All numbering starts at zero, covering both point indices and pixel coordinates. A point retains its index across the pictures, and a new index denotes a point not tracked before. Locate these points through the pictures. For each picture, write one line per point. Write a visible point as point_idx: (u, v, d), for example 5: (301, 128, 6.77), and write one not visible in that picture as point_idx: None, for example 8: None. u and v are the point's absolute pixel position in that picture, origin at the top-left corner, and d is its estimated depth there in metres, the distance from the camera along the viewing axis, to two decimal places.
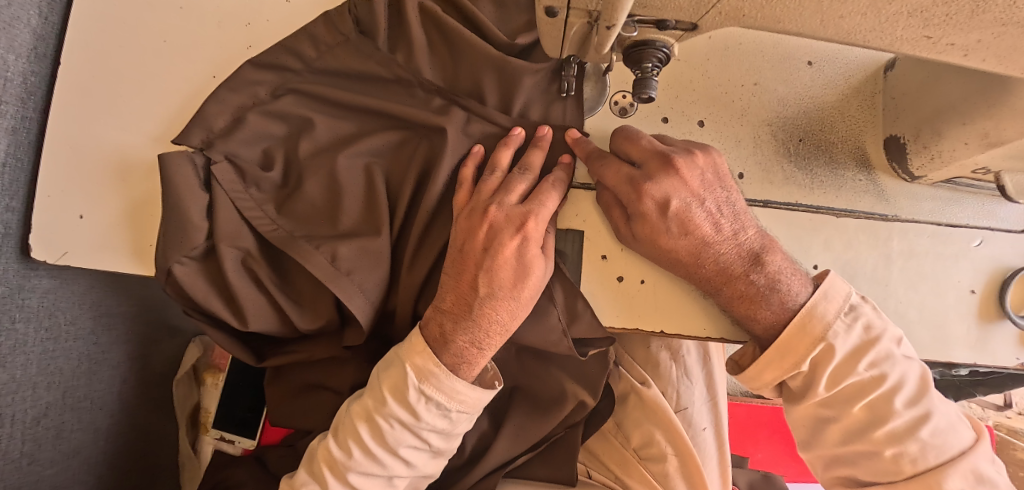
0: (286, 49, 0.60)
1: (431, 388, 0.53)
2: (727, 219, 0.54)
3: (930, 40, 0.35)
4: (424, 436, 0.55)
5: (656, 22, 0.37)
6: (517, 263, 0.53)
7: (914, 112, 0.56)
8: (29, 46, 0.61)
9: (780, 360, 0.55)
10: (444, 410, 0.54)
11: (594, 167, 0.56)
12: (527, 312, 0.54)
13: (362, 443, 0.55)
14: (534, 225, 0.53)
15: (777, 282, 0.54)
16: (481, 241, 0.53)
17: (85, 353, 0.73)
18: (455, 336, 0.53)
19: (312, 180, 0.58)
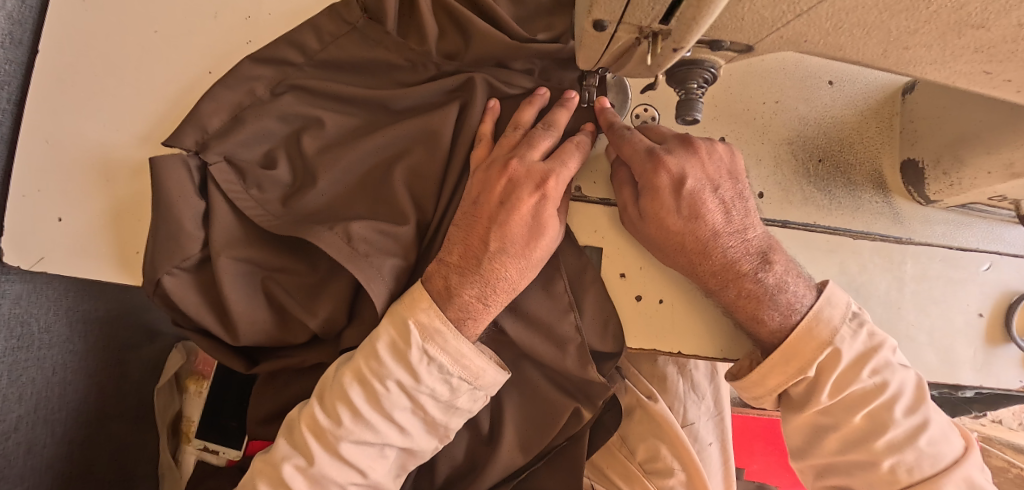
0: (289, 43, 0.56)
1: (436, 349, 0.49)
2: (735, 211, 0.53)
3: (988, 75, 0.34)
4: (420, 402, 0.51)
5: (710, 41, 0.34)
6: (532, 222, 0.51)
7: (935, 138, 0.55)
8: (4, 30, 0.56)
9: (784, 370, 0.53)
10: (445, 374, 0.50)
11: (614, 138, 0.54)
12: (535, 275, 0.52)
13: (353, 407, 0.50)
14: (554, 185, 0.51)
15: (784, 284, 0.52)
16: (497, 194, 0.51)
17: (60, 362, 0.68)
18: (462, 288, 0.50)
19: (322, 181, 0.54)
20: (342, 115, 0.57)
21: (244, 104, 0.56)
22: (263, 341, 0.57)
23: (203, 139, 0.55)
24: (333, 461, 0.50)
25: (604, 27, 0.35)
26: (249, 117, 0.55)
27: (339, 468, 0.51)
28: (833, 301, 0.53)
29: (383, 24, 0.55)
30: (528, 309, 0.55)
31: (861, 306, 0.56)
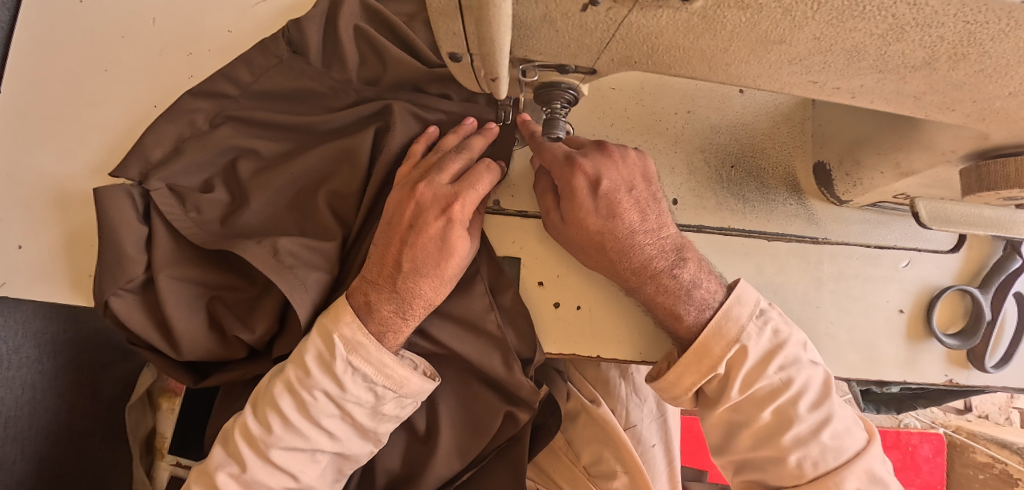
0: (224, 77, 0.60)
1: (360, 360, 0.52)
2: (651, 212, 0.55)
3: (817, 84, 0.39)
4: (348, 410, 0.53)
5: (557, 66, 0.40)
6: (440, 244, 0.52)
7: (838, 141, 0.57)
8: None
9: (696, 367, 0.54)
10: (369, 383, 0.53)
11: (537, 146, 0.55)
12: (450, 289, 0.54)
13: (282, 415, 0.53)
14: (459, 208, 0.52)
15: (698, 280, 0.54)
16: (408, 217, 0.53)
17: (29, 382, 0.72)
18: (381, 304, 0.53)
19: (256, 198, 0.57)
20: (276, 142, 0.60)
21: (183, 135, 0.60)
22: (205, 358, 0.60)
23: (147, 169, 0.58)
24: (265, 466, 0.53)
25: (460, 57, 0.38)
26: (188, 146, 0.59)
27: (270, 472, 0.53)
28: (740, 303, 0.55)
29: (307, 55, 0.59)
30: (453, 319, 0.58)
31: (771, 302, 0.57)
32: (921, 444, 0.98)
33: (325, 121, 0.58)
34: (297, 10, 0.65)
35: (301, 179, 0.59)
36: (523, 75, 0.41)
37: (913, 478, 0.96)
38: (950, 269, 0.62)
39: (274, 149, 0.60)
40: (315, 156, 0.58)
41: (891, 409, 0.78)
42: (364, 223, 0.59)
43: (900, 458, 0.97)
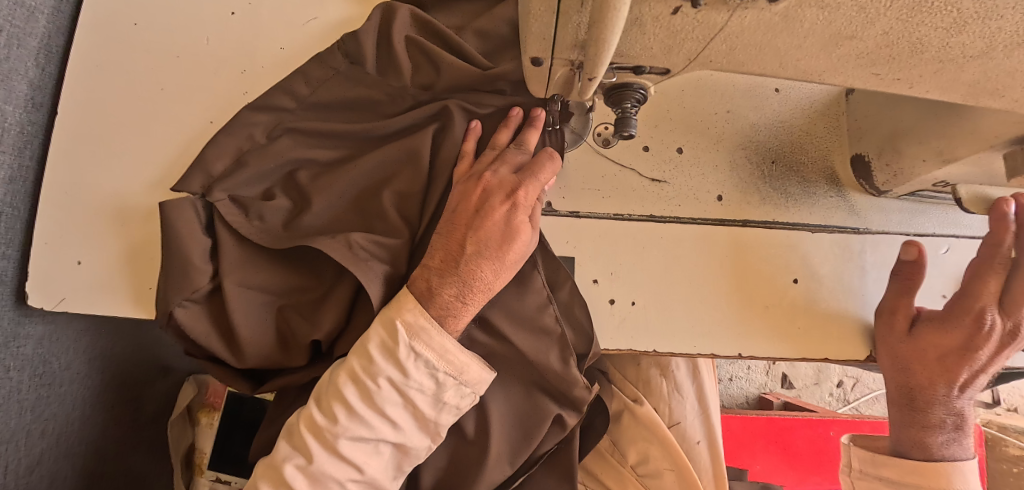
0: (281, 91, 0.62)
1: (422, 345, 0.52)
2: (936, 344, 0.58)
3: (880, 76, 0.39)
4: (410, 399, 0.53)
5: (633, 67, 0.41)
6: (505, 228, 0.54)
7: (877, 133, 0.60)
8: (26, 95, 0.63)
9: (902, 475, 0.60)
10: (431, 369, 0.52)
11: None
12: (510, 276, 0.55)
13: (347, 404, 0.52)
14: (524, 194, 0.54)
15: (963, 421, 0.59)
16: (473, 203, 0.54)
17: (79, 398, 0.73)
18: (442, 288, 0.53)
19: (319, 197, 0.59)
20: (333, 152, 0.62)
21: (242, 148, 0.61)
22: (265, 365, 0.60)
23: (208, 181, 0.60)
24: (331, 458, 0.53)
25: (542, 62, 0.41)
26: (248, 158, 0.60)
27: (336, 465, 0.53)
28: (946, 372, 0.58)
29: (363, 66, 0.61)
30: (512, 319, 0.58)
31: None
32: None
33: (382, 129, 0.60)
34: (347, 24, 0.67)
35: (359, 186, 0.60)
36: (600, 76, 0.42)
37: None
38: None
39: (332, 159, 0.61)
40: (372, 162, 0.60)
41: None
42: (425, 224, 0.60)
43: None
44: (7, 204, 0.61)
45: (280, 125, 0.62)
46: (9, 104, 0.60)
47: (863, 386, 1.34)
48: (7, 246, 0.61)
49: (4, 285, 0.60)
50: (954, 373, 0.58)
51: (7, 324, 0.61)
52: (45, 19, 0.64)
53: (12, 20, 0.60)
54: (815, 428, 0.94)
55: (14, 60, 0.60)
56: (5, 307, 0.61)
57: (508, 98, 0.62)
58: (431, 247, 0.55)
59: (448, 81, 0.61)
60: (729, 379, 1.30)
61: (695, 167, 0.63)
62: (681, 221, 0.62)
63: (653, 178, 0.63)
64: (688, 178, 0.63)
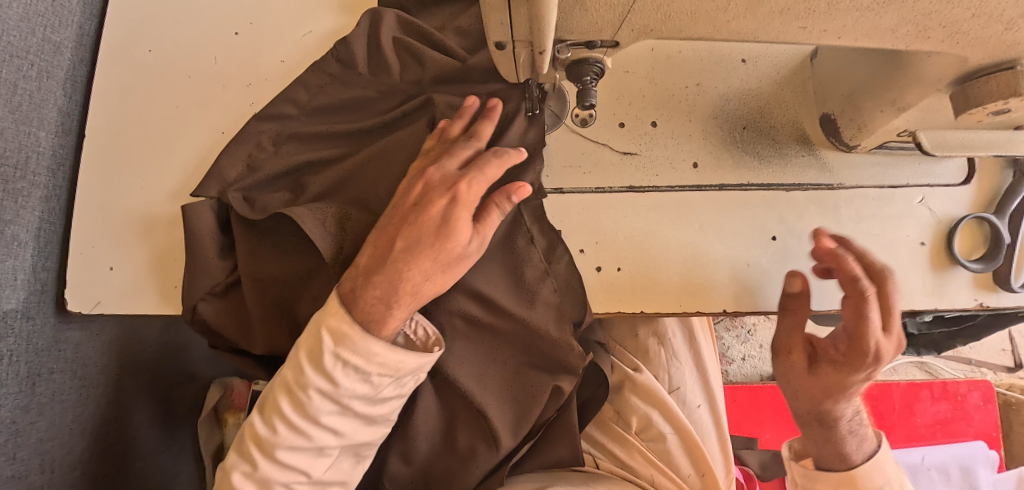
0: (283, 99, 0.68)
1: (375, 336, 0.54)
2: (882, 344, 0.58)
3: (807, 29, 0.43)
4: (348, 405, 0.55)
5: (585, 43, 0.46)
6: (438, 226, 0.54)
7: (839, 92, 0.63)
8: (56, 122, 0.70)
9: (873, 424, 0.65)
10: (364, 375, 0.54)
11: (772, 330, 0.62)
12: (439, 279, 0.55)
13: (298, 412, 0.55)
14: (466, 190, 0.54)
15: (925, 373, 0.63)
16: (411, 199, 0.57)
17: (114, 399, 0.78)
18: (369, 294, 0.54)
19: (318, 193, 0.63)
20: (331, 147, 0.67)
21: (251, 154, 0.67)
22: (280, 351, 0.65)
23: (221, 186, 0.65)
24: (275, 466, 0.57)
25: (504, 46, 0.45)
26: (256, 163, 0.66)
27: (284, 472, 0.57)
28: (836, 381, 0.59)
29: (355, 68, 0.67)
30: (505, 291, 0.62)
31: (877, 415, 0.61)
32: (969, 392, 0.97)
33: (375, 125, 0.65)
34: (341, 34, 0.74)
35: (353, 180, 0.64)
36: (558, 55, 0.47)
37: (967, 429, 0.96)
38: (964, 200, 0.66)
39: (331, 157, 0.66)
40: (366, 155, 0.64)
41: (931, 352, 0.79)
42: None
43: (949, 408, 0.96)
44: (44, 220, 0.68)
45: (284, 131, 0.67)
46: (42, 130, 0.67)
47: None
48: (47, 258, 0.68)
49: (46, 294, 0.68)
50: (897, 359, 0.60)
51: (48, 330, 0.68)
52: (70, 53, 0.72)
53: (41, 55, 0.67)
54: None
55: (45, 91, 0.68)
56: (46, 314, 0.68)
57: (489, 85, 0.65)
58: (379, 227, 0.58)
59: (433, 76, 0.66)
60: (741, 359, 1.30)
61: (670, 139, 0.67)
62: (660, 190, 0.66)
63: (630, 152, 0.67)
64: (663, 149, 0.67)
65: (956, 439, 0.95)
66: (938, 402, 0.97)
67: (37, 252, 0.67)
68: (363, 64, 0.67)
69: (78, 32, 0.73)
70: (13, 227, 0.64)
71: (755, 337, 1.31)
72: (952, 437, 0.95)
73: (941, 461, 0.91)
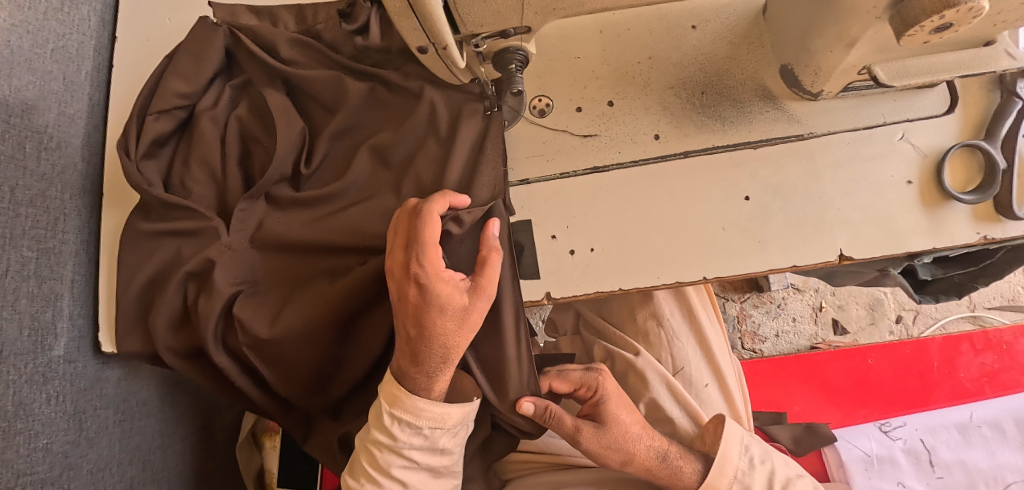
0: (263, 135, 0.73)
1: (400, 411, 0.58)
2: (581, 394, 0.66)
3: None
4: (410, 456, 0.60)
5: (499, 33, 0.48)
6: (426, 307, 0.52)
7: (790, 40, 0.62)
8: (79, 184, 0.79)
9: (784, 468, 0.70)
10: (416, 429, 0.59)
11: (555, 421, 0.62)
12: (455, 339, 0.53)
13: (375, 466, 0.61)
14: (421, 266, 0.52)
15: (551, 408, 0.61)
16: (396, 291, 0.54)
17: (158, 431, 0.85)
18: (410, 369, 0.56)
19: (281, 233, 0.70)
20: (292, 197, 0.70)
21: (242, 213, 0.71)
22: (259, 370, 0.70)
23: (224, 251, 0.69)
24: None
25: (426, 50, 0.48)
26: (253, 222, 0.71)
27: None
28: (624, 438, 0.64)
29: (324, 99, 0.72)
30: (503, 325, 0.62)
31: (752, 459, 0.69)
32: (1015, 339, 0.92)
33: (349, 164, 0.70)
34: None
35: (351, 223, 0.69)
36: (476, 48, 0.49)
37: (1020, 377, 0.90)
38: (950, 131, 0.63)
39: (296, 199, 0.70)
40: (364, 187, 0.70)
41: (952, 296, 0.74)
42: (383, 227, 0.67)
43: (996, 359, 0.90)
44: (75, 272, 0.76)
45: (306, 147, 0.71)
46: (66, 192, 0.76)
47: (925, 317, 1.25)
48: (80, 305, 0.76)
49: (83, 338, 0.76)
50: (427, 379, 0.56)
51: (88, 370, 0.76)
52: (84, 122, 0.81)
53: (58, 127, 0.76)
54: (852, 359, 0.92)
55: (65, 157, 0.77)
56: (86, 357, 0.76)
57: (418, 119, 0.68)
58: (289, 277, 0.70)
59: (409, 71, 0.71)
60: (775, 335, 1.25)
61: (628, 114, 0.67)
62: (624, 166, 0.66)
63: (590, 134, 0.67)
64: (622, 126, 0.67)
65: (1010, 391, 0.88)
66: (982, 353, 0.91)
67: (70, 301, 0.75)
68: (349, 59, 0.72)
69: (90, 103, 0.83)
70: (49, 280, 0.73)
71: (786, 310, 1.27)
72: (1004, 390, 0.88)
73: (992, 416, 0.86)
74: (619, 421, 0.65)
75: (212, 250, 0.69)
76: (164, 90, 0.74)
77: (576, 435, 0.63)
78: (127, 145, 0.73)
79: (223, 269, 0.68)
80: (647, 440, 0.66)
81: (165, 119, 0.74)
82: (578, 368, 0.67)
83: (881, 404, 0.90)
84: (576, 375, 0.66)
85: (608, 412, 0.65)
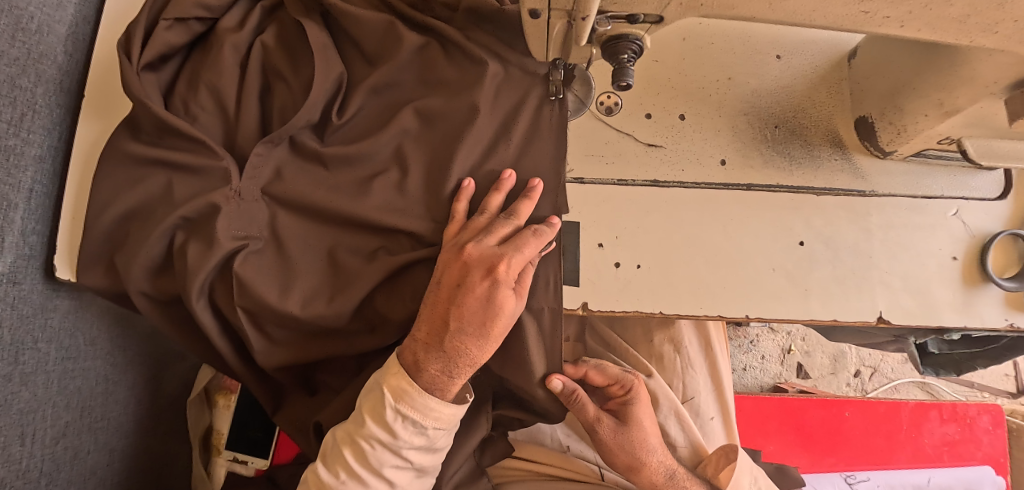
0: (293, 69, 0.65)
1: (407, 407, 0.55)
2: (614, 391, 0.65)
3: (868, 14, 0.42)
4: (406, 456, 0.57)
5: (627, 16, 0.43)
6: (486, 305, 0.53)
7: (877, 93, 0.60)
8: (56, 80, 0.67)
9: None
10: (421, 428, 0.56)
11: (575, 405, 0.62)
12: (493, 349, 0.55)
13: (363, 462, 0.57)
14: (504, 269, 0.53)
15: (577, 395, 0.61)
16: (455, 277, 0.54)
17: (101, 374, 0.75)
18: (427, 363, 0.54)
19: (306, 186, 0.64)
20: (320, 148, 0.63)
21: (258, 158, 0.62)
22: (251, 332, 0.63)
23: (230, 199, 0.61)
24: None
25: (538, 14, 0.43)
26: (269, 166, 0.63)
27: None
28: (639, 446, 0.65)
29: (371, 44, 0.65)
30: (537, 329, 0.58)
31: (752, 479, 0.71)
32: (978, 415, 0.96)
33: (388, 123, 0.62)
34: None
35: (383, 190, 0.62)
36: (596, 28, 0.44)
37: (975, 452, 0.94)
38: (999, 215, 0.64)
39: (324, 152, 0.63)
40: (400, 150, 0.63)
41: (948, 371, 0.76)
42: (419, 200, 0.62)
43: (957, 430, 0.94)
44: (36, 181, 0.65)
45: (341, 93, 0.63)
46: (40, 86, 0.64)
47: (881, 375, 1.31)
48: (37, 221, 0.65)
49: (34, 259, 0.65)
50: (428, 378, 0.55)
51: (36, 296, 0.65)
52: (73, 8, 0.68)
53: (43, 8, 0.64)
54: (829, 409, 0.94)
55: (45, 45, 0.65)
56: (34, 280, 0.65)
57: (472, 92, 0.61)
58: (303, 238, 0.64)
59: (473, 35, 0.64)
60: (743, 369, 1.28)
61: (697, 133, 0.64)
62: (684, 186, 0.63)
63: (655, 144, 0.64)
64: (690, 143, 0.64)
65: (965, 462, 0.93)
66: (947, 423, 0.94)
67: (27, 214, 0.64)
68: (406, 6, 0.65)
69: None
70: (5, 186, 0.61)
71: (757, 347, 1.30)
72: (960, 461, 0.93)
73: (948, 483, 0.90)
74: (640, 428, 0.65)
75: (218, 194, 0.61)
76: None
77: (593, 424, 0.63)
78: (128, 49, 0.64)
79: (228, 223, 0.61)
80: (660, 455, 0.67)
81: (180, 29, 0.65)
82: (616, 365, 0.66)
83: (848, 455, 0.92)
84: (614, 371, 0.65)
85: (633, 414, 0.65)
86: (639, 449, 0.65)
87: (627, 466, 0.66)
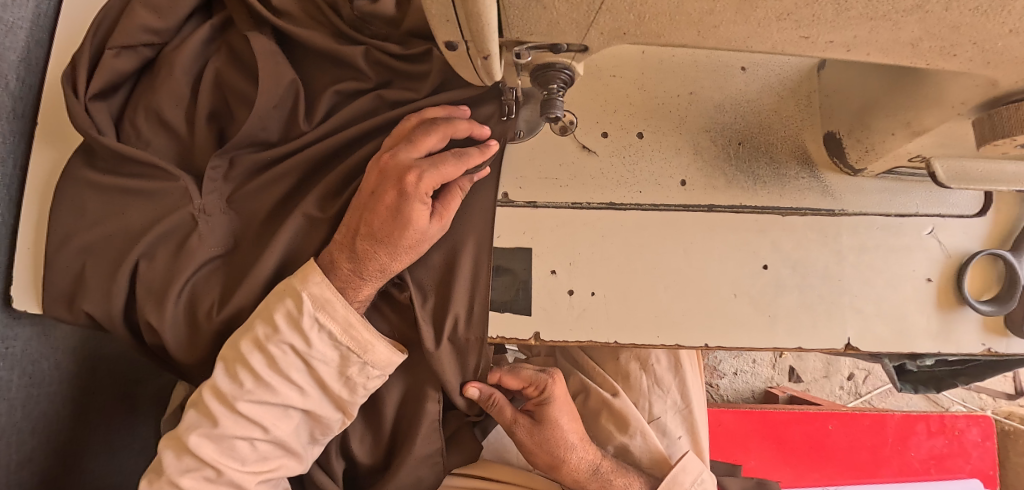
0: (239, 92, 0.63)
1: (326, 317, 0.53)
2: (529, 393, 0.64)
3: (809, 39, 0.38)
4: (318, 368, 0.54)
5: (550, 46, 0.40)
6: (395, 214, 0.51)
7: (846, 108, 0.57)
8: (8, 107, 0.66)
9: None
10: (337, 338, 0.54)
11: (489, 407, 0.61)
12: (405, 260, 0.55)
13: (272, 368, 0.54)
14: (414, 180, 0.50)
15: (491, 397, 0.60)
16: (371, 185, 0.53)
17: (66, 396, 0.75)
18: (339, 262, 0.54)
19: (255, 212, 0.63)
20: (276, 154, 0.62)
21: (215, 171, 0.62)
22: (212, 356, 0.63)
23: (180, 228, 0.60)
24: (234, 418, 0.54)
25: (455, 46, 0.39)
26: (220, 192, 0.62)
27: (239, 422, 0.54)
28: (559, 445, 0.64)
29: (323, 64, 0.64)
30: None
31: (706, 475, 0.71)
32: (968, 427, 0.93)
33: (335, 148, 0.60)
34: None
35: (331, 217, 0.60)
36: (517, 58, 0.41)
37: (963, 465, 0.92)
38: (978, 234, 0.60)
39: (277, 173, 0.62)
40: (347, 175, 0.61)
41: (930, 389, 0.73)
42: None
43: (946, 443, 0.92)
44: None
45: (300, 101, 0.61)
46: None
47: (876, 378, 1.27)
48: None
49: None
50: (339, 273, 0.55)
51: None
52: (25, 34, 0.67)
53: None
54: (813, 422, 0.91)
55: None
56: None
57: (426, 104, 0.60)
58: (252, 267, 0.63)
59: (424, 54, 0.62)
60: (733, 373, 1.25)
61: (657, 152, 0.61)
62: (642, 208, 0.60)
63: (611, 164, 0.61)
64: (648, 162, 0.61)
65: (953, 476, 0.91)
66: (934, 436, 0.92)
67: None
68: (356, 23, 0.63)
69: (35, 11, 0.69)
70: None
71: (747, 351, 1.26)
72: (947, 474, 0.91)
73: None
74: (557, 426, 0.64)
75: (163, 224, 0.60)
76: (131, 19, 0.62)
77: (511, 427, 0.62)
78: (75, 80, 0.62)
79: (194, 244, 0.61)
80: (582, 452, 0.66)
81: (128, 56, 0.63)
82: (531, 366, 0.64)
83: (832, 471, 0.90)
84: (528, 374, 0.63)
85: (548, 414, 0.63)
86: (558, 447, 0.64)
87: (548, 465, 0.65)
